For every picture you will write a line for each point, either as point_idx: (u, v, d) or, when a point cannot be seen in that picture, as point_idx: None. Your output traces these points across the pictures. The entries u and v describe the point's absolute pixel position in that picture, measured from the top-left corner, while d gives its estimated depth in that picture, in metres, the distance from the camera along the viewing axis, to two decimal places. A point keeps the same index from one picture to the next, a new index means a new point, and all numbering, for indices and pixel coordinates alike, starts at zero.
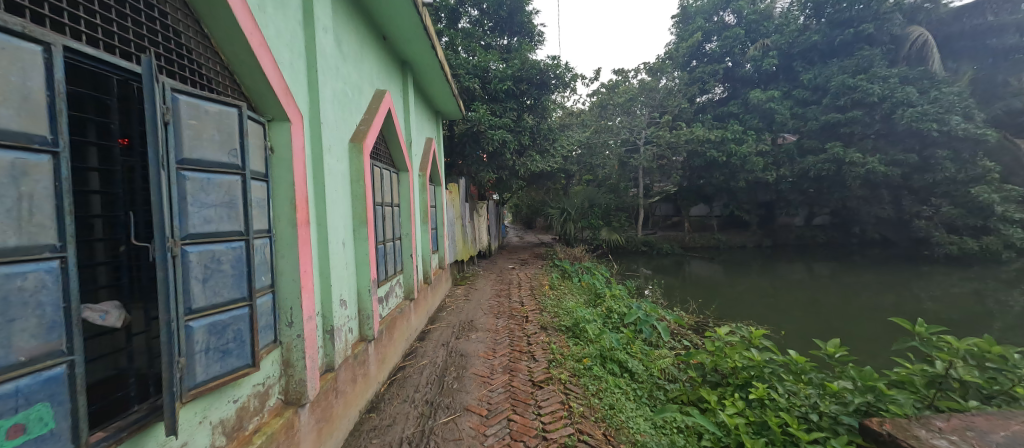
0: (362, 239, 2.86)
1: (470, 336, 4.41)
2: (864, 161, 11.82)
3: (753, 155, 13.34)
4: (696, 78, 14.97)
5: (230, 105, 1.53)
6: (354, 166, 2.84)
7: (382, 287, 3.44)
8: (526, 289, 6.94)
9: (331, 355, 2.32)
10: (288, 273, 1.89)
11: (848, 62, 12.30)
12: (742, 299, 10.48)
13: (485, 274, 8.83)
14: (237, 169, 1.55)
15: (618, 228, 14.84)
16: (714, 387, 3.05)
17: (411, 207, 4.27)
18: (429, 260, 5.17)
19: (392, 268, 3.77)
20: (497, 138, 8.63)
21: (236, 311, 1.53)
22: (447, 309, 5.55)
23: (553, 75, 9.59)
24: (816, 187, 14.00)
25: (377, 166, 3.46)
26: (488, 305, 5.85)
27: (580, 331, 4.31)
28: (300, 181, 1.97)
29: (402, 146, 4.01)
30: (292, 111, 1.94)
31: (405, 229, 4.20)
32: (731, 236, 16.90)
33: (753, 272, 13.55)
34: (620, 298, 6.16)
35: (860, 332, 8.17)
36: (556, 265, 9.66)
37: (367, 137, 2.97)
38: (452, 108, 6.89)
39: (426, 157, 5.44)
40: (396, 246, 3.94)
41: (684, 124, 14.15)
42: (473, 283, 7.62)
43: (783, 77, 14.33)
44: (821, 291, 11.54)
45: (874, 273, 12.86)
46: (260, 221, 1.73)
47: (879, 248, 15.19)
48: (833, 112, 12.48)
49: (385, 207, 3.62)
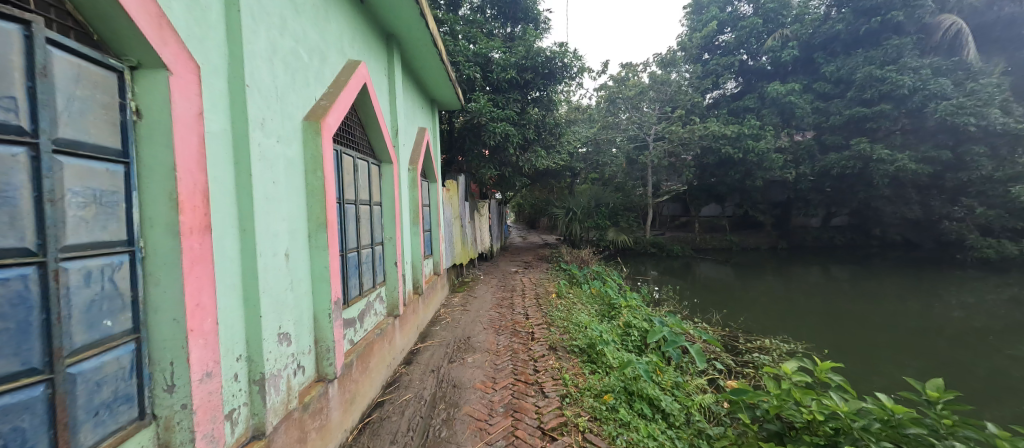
0: (320, 247, 2.18)
1: (466, 360, 3.71)
2: (893, 158, 10.99)
3: (771, 152, 12.55)
4: (710, 71, 14.17)
5: (6, 19, 0.82)
6: (309, 151, 2.16)
7: (354, 306, 2.76)
8: (531, 297, 6.25)
9: (261, 414, 1.64)
10: (167, 309, 1.21)
11: (874, 53, 11.43)
12: (762, 305, 9.77)
13: (486, 279, 8.14)
14: (21, 135, 0.85)
15: (626, 228, 14.14)
16: (778, 441, 2.34)
17: (395, 206, 3.58)
18: (420, 267, 4.50)
19: (368, 279, 3.09)
20: (499, 131, 7.92)
21: (15, 397, 0.82)
22: (442, 323, 4.87)
23: (560, 64, 8.90)
24: (837, 186, 13.19)
25: (350, 156, 2.77)
26: (488, 317, 5.17)
27: (596, 354, 3.63)
28: (195, 167, 1.28)
29: (384, 132, 3.31)
30: (175, 56, 1.23)
31: (388, 232, 3.50)
32: (744, 237, 16.16)
33: (769, 275, 12.80)
34: (637, 310, 5.46)
35: (899, 343, 7.40)
36: (563, 268, 9.00)
37: (328, 116, 2.27)
38: (449, 96, 6.22)
39: (418, 149, 4.76)
40: (375, 253, 3.26)
41: (697, 119, 13.35)
42: (473, 289, 6.98)
43: (802, 70, 13.51)
44: (846, 296, 10.76)
45: (899, 278, 12.10)
46: (92, 228, 1.02)
47: (902, 251, 14.41)
48: (858, 106, 11.67)
49: (359, 206, 2.93)
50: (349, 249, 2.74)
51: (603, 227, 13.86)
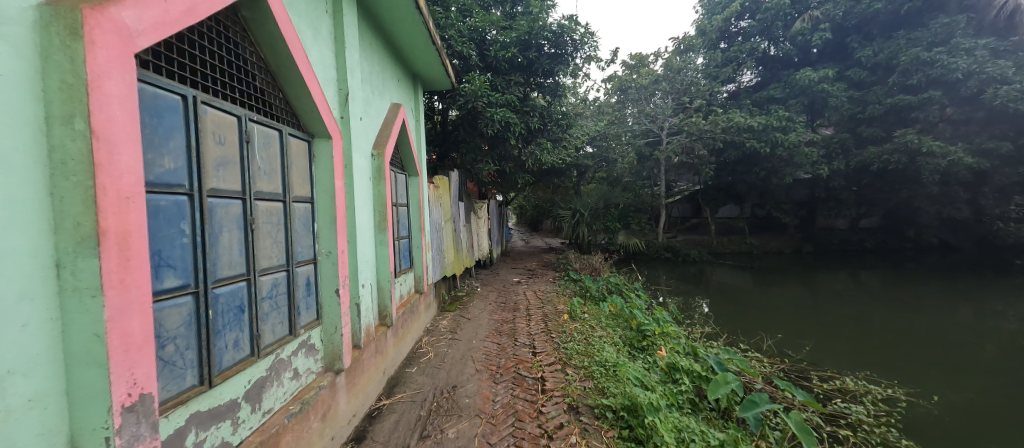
0: (83, 289, 0.97)
1: (446, 435, 2.46)
2: (945, 150, 9.70)
3: (802, 145, 11.31)
4: (730, 59, 12.87)
5: None
6: (53, 72, 0.95)
7: (235, 379, 1.55)
8: (537, 318, 5.02)
9: None
10: None
11: (918, 34, 10.15)
12: (799, 315, 8.50)
13: (484, 292, 6.96)
14: None
15: (638, 231, 12.94)
16: None
17: (339, 205, 2.36)
18: (387, 290, 3.28)
19: (279, 324, 1.87)
20: (498, 118, 6.70)
21: None
22: (421, 361, 3.66)
23: (568, 41, 7.68)
24: (874, 183, 11.92)
25: (223, 108, 1.55)
26: (482, 350, 3.94)
27: (642, 431, 2.41)
28: None
29: (313, 89, 2.11)
30: None
31: (326, 245, 2.29)
32: (765, 240, 14.91)
33: (799, 282, 11.52)
34: (674, 338, 4.26)
35: (989, 361, 6.08)
36: (573, 278, 7.83)
37: (120, 10, 1.05)
38: (435, 70, 4.99)
39: (388, 129, 3.55)
40: (299, 278, 2.06)
41: (719, 109, 12.06)
42: (466, 308, 5.76)
43: (832, 57, 12.23)
44: (893, 304, 9.49)
45: (945, 283, 10.89)
46: None
47: (938, 255, 13.31)
48: (900, 94, 10.39)
49: (256, 202, 1.74)
50: (220, 281, 1.50)
51: (612, 230, 12.64)
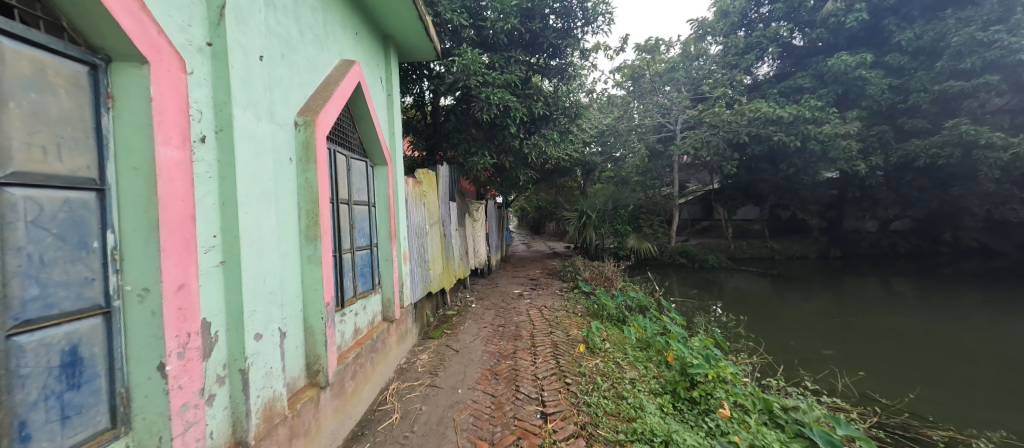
0: None
1: None
2: (1007, 142, 8.60)
3: (838, 138, 10.11)
4: (752, 45, 11.68)
5: None
6: None
7: None
8: (546, 351, 3.82)
9: None
10: None
11: (969, 13, 9.01)
12: (843, 326, 7.32)
13: (478, 310, 5.81)
14: None
15: (650, 235, 11.72)
16: None
17: (175, 200, 1.21)
18: (318, 333, 2.14)
19: None
20: (495, 100, 5.60)
21: None
22: (380, 432, 2.49)
23: (578, 12, 6.61)
24: (918, 182, 10.80)
25: None
26: (470, 410, 2.74)
27: None
28: None
29: None
30: None
31: (137, 277, 1.14)
32: (788, 244, 13.72)
33: (833, 290, 10.32)
34: (737, 386, 3.09)
35: None
36: (584, 291, 6.68)
37: None
38: (413, 33, 3.85)
39: (328, 93, 2.40)
40: (29, 359, 0.90)
41: (742, 99, 10.90)
42: (456, 334, 4.59)
43: (866, 42, 11.05)
44: (952, 314, 8.29)
45: (999, 290, 9.76)
46: None
47: (979, 260, 12.23)
48: (950, 80, 9.24)
49: None
50: None
51: (621, 233, 11.45)
